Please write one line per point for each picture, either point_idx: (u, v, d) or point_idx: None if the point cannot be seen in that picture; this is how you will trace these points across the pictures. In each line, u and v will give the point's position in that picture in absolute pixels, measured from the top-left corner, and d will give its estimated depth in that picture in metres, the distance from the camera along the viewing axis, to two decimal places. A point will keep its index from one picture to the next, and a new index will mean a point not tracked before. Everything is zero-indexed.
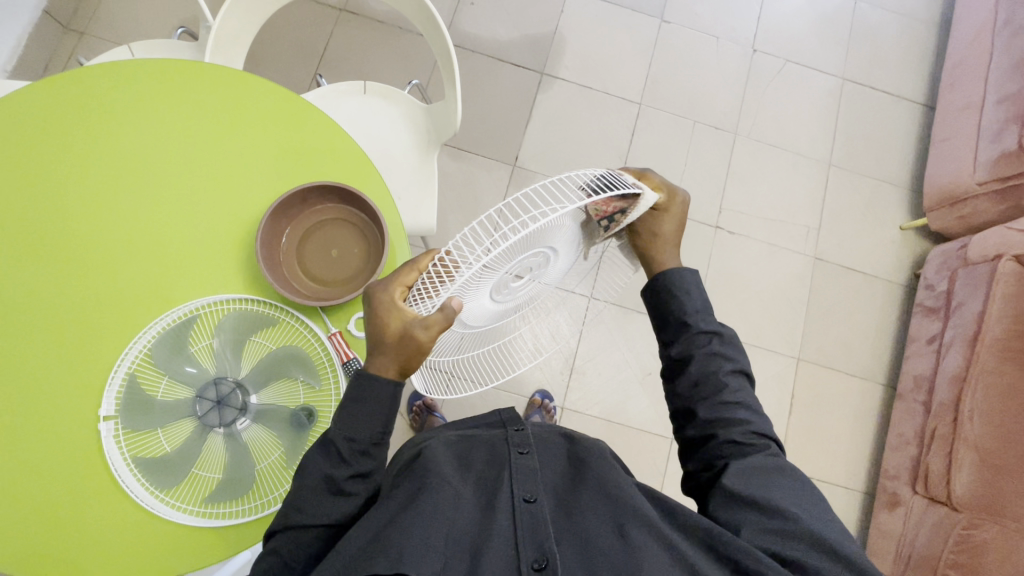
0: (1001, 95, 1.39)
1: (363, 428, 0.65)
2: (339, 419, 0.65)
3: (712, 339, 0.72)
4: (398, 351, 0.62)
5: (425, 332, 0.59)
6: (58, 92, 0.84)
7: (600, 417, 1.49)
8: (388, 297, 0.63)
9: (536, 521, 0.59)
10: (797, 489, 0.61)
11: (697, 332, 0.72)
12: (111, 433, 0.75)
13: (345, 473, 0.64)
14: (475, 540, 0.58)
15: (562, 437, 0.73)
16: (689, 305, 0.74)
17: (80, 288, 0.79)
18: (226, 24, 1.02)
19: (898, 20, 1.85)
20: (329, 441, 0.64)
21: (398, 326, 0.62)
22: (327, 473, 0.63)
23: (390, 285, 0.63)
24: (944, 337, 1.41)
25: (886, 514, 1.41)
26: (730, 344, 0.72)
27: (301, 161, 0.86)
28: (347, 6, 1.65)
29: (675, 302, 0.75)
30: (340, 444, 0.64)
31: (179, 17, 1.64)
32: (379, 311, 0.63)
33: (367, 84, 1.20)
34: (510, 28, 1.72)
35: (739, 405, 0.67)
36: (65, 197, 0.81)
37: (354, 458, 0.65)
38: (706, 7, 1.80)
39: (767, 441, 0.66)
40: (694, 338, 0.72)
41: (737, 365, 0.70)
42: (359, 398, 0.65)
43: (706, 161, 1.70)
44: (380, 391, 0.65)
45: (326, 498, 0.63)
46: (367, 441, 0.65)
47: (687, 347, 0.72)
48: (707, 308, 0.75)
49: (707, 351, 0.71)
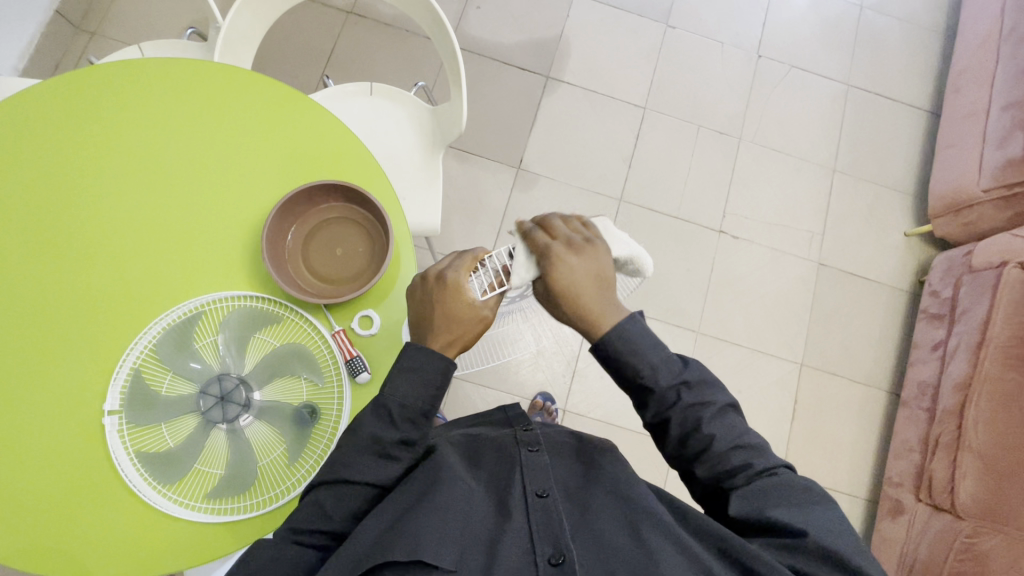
0: (1006, 103, 1.40)
1: (415, 396, 0.64)
2: (393, 383, 0.64)
3: (681, 391, 0.65)
4: (459, 327, 0.66)
5: (489, 309, 0.68)
6: (71, 89, 0.86)
7: (601, 420, 1.48)
8: (456, 278, 0.67)
9: (550, 515, 0.59)
10: (811, 504, 0.59)
11: (664, 390, 0.65)
12: (115, 428, 0.75)
13: (393, 437, 0.63)
14: (490, 533, 0.58)
15: (569, 436, 0.74)
16: (644, 367, 0.65)
17: (85, 282, 0.80)
18: (235, 25, 1.03)
19: (903, 27, 1.85)
20: (381, 402, 0.64)
21: (465, 307, 0.66)
22: (374, 434, 0.63)
23: (459, 269, 0.68)
24: (949, 344, 1.40)
25: (889, 521, 1.40)
26: (699, 388, 0.66)
27: (307, 161, 0.86)
28: (354, 9, 1.67)
29: (629, 366, 0.65)
30: (392, 407, 0.63)
31: (189, 18, 1.66)
32: (442, 289, 0.67)
33: (373, 85, 1.21)
34: (516, 31, 1.73)
35: (733, 449, 0.63)
36: (74, 193, 0.82)
37: (406, 425, 0.64)
38: (711, 12, 1.81)
39: (773, 467, 0.63)
40: (662, 397, 0.65)
41: (715, 407, 0.65)
42: (411, 365, 0.64)
43: (710, 166, 1.70)
44: (432, 362, 0.64)
45: (370, 458, 0.63)
46: (416, 409, 0.64)
47: (658, 408, 0.65)
48: (664, 359, 0.65)
49: (682, 406, 0.64)
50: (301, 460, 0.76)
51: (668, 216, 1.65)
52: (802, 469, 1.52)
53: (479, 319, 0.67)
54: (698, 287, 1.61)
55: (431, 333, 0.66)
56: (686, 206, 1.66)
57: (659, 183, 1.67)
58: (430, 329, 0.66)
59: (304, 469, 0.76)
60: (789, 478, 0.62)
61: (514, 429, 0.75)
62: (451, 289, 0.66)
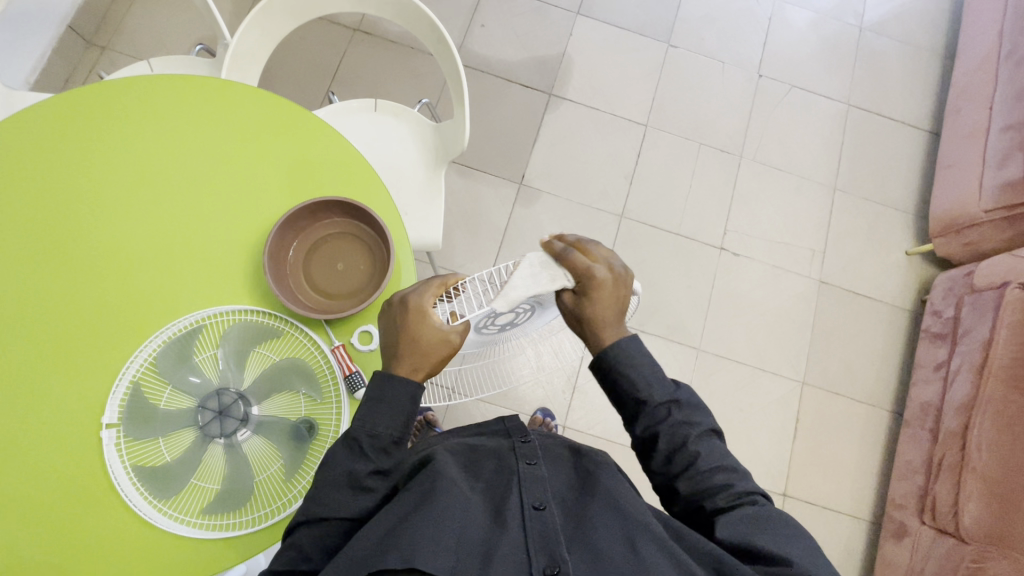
0: (1005, 124, 1.41)
1: (386, 426, 0.65)
2: (361, 415, 0.65)
3: (671, 408, 0.68)
4: (431, 354, 0.67)
5: (458, 334, 0.67)
6: (77, 110, 0.87)
7: (601, 437, 1.47)
8: (418, 303, 0.67)
9: (546, 527, 0.59)
10: (797, 536, 0.59)
11: (657, 405, 0.69)
12: (112, 440, 0.75)
13: (366, 468, 0.64)
14: (485, 543, 0.57)
15: (568, 449, 0.73)
16: (638, 380, 0.70)
17: (88, 295, 0.80)
18: (244, 42, 1.05)
19: (902, 48, 1.88)
20: (352, 436, 0.65)
21: (432, 332, 0.66)
22: (348, 468, 0.64)
23: (423, 293, 0.68)
24: (951, 364, 1.40)
25: (892, 544, 1.38)
26: (689, 408, 0.69)
27: (310, 174, 0.87)
28: (360, 26, 1.69)
29: (626, 378, 0.70)
30: (363, 439, 0.65)
31: (199, 34, 1.69)
32: (410, 315, 0.67)
33: (377, 101, 1.22)
34: (520, 49, 1.76)
35: (717, 469, 0.65)
36: (79, 207, 0.83)
37: (375, 454, 0.65)
38: (712, 31, 1.83)
39: (755, 496, 0.64)
40: (654, 412, 0.68)
41: (700, 428, 0.68)
42: (382, 397, 0.66)
43: (711, 184, 1.71)
44: (401, 391, 0.66)
45: (347, 494, 0.63)
46: (387, 438, 0.66)
47: (649, 423, 0.69)
48: (657, 375, 0.70)
49: (671, 422, 0.67)
50: (298, 475, 0.76)
51: (669, 233, 1.65)
52: (804, 489, 1.50)
53: (444, 343, 0.67)
54: (699, 304, 1.61)
55: (396, 361, 0.67)
56: (688, 223, 1.67)
57: (660, 200, 1.68)
58: (397, 354, 0.67)
59: (300, 485, 0.76)
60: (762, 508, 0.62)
61: (511, 440, 0.74)
62: (412, 314, 0.67)
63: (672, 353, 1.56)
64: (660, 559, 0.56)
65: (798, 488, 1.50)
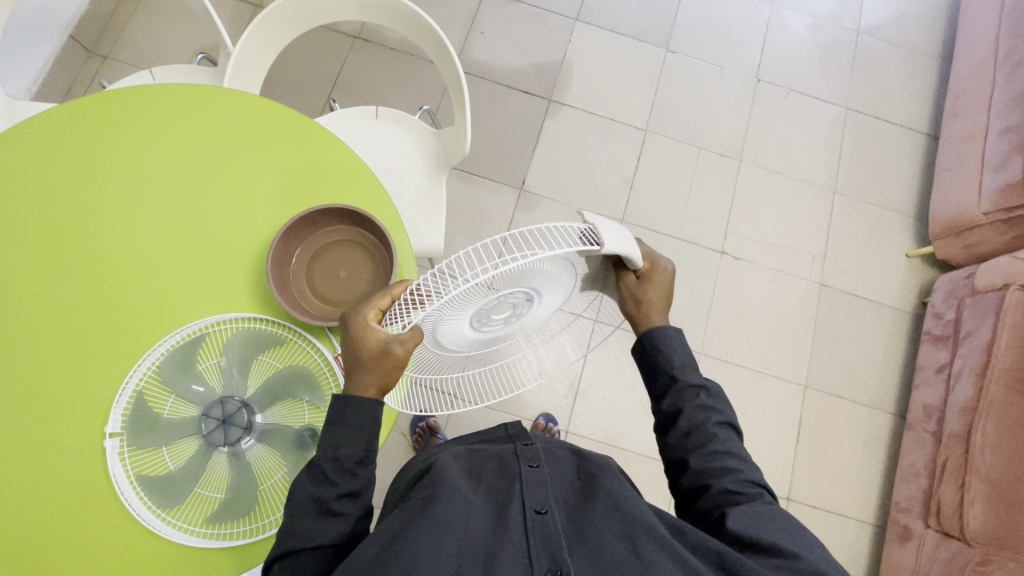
0: (1003, 126, 1.41)
1: (348, 447, 0.65)
2: (322, 440, 0.66)
3: (699, 391, 0.72)
4: (376, 366, 0.63)
5: (401, 346, 0.61)
6: (76, 119, 0.87)
7: (604, 442, 1.47)
8: (360, 318, 0.65)
9: (549, 531, 0.59)
10: (801, 537, 0.59)
11: (686, 385, 0.72)
12: (115, 450, 0.74)
13: (332, 492, 0.64)
14: (487, 549, 0.57)
15: (571, 453, 0.72)
16: (676, 359, 0.74)
17: (91, 304, 0.80)
18: (246, 51, 1.06)
19: (900, 51, 1.89)
20: (314, 462, 0.65)
21: (371, 343, 0.63)
22: (314, 494, 0.64)
23: (365, 309, 0.66)
24: (953, 367, 1.40)
25: (897, 548, 1.38)
26: (717, 398, 0.72)
27: (311, 181, 0.88)
28: (361, 33, 1.70)
29: (662, 357, 0.75)
30: (325, 464, 0.65)
31: (200, 43, 1.70)
32: (352, 330, 0.65)
33: (379, 108, 1.23)
34: (520, 55, 1.77)
35: (728, 454, 0.66)
36: (83, 216, 0.83)
37: (340, 477, 0.65)
38: (711, 37, 1.84)
39: (759, 489, 0.64)
40: (682, 390, 0.72)
41: (723, 417, 0.70)
42: (339, 419, 0.66)
43: (711, 188, 1.71)
44: (360, 410, 0.66)
45: (319, 521, 0.63)
46: (351, 459, 0.65)
47: (676, 398, 0.72)
48: (694, 362, 0.74)
49: (696, 402, 0.71)
50: None
51: (670, 237, 1.66)
52: (808, 493, 1.50)
53: (383, 353, 0.62)
54: (700, 308, 1.61)
55: (348, 377, 0.66)
56: (688, 227, 1.67)
57: (660, 205, 1.68)
58: (348, 371, 0.66)
59: None
60: (766, 506, 0.62)
61: (514, 444, 0.74)
62: (354, 330, 0.65)
63: None
64: (662, 561, 0.56)
65: (801, 492, 1.50)
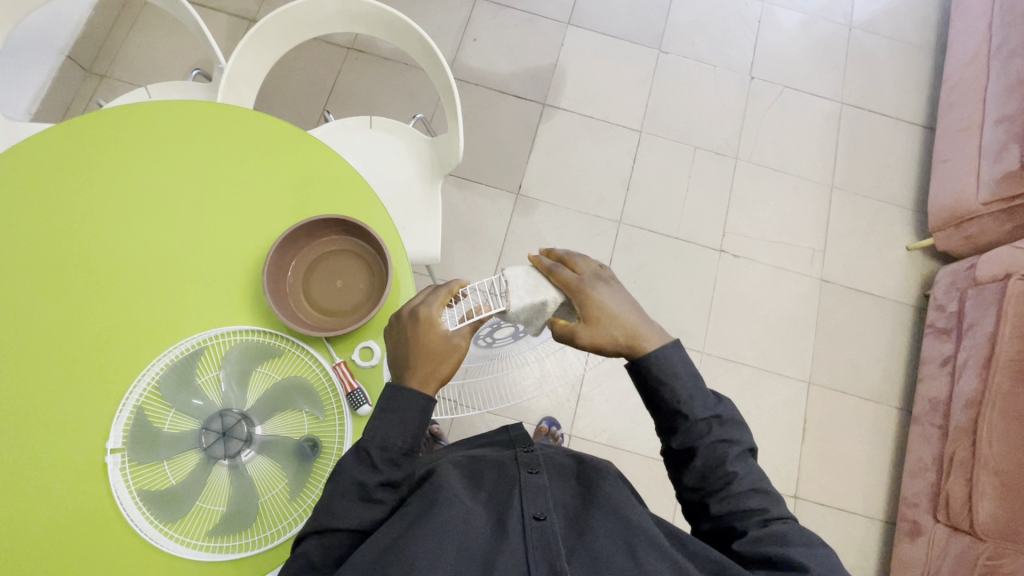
0: (1000, 116, 1.40)
1: (395, 436, 0.64)
2: (372, 426, 0.64)
3: (713, 423, 0.67)
4: (441, 360, 0.67)
5: (463, 339, 0.68)
6: (73, 141, 0.87)
7: (608, 444, 1.46)
8: (428, 313, 0.68)
9: (546, 537, 0.59)
10: (815, 547, 0.60)
11: (698, 420, 0.67)
12: (117, 466, 0.75)
13: (375, 479, 0.63)
14: (486, 553, 0.57)
15: (572, 458, 0.74)
16: (682, 392, 0.68)
17: (90, 321, 0.81)
18: (239, 65, 1.07)
19: (893, 44, 1.88)
20: (362, 447, 0.64)
21: (440, 338, 0.67)
22: (358, 479, 0.63)
23: (432, 303, 0.69)
24: (957, 359, 1.39)
25: (907, 544, 1.36)
26: (731, 424, 0.68)
27: (307, 194, 0.88)
28: (354, 45, 1.72)
29: (667, 389, 0.68)
30: (373, 451, 0.63)
31: (195, 59, 1.72)
32: (418, 324, 0.68)
33: (372, 118, 1.23)
34: (512, 60, 1.78)
35: (752, 492, 0.64)
36: (80, 234, 0.84)
37: (386, 466, 0.64)
38: (702, 36, 1.85)
39: (784, 518, 0.64)
40: (695, 426, 0.67)
41: (741, 446, 0.67)
42: (390, 407, 0.65)
43: (708, 186, 1.71)
44: (412, 402, 0.65)
45: (354, 504, 0.62)
46: (398, 449, 0.64)
47: (686, 437, 0.67)
48: (702, 389, 0.68)
49: (711, 439, 0.66)
50: (303, 494, 0.76)
51: (667, 237, 1.65)
52: (815, 491, 1.49)
53: (451, 349, 0.68)
54: (701, 306, 1.61)
55: (409, 372, 0.67)
56: (686, 227, 1.67)
57: (658, 205, 1.68)
58: (407, 364, 0.67)
59: (304, 505, 0.76)
60: (783, 523, 0.62)
61: (514, 450, 0.74)
62: (423, 324, 0.68)
63: None
64: (657, 565, 0.56)
65: (809, 489, 1.49)
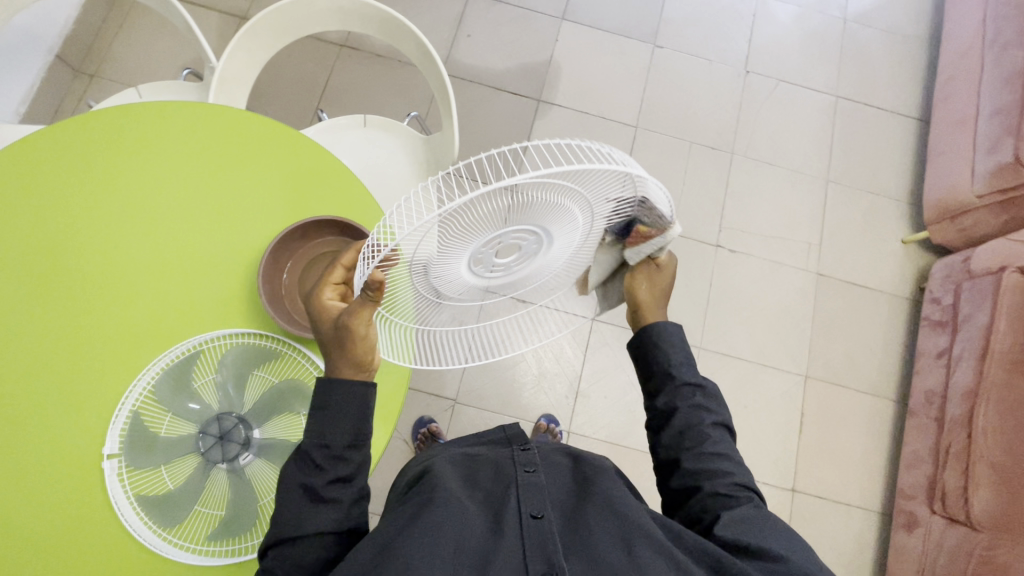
0: (993, 108, 1.40)
1: (336, 432, 0.64)
2: (311, 426, 0.64)
3: (695, 391, 0.72)
4: (336, 346, 0.64)
5: (353, 320, 0.62)
6: (63, 143, 0.86)
7: (606, 441, 1.47)
8: (314, 299, 0.68)
9: (544, 537, 0.58)
10: (794, 540, 0.60)
11: (682, 382, 0.73)
12: (114, 472, 0.75)
13: (321, 479, 0.62)
14: (483, 553, 0.57)
15: (568, 457, 0.73)
16: (672, 355, 0.74)
17: (88, 324, 0.80)
18: (230, 66, 1.06)
19: (887, 37, 1.88)
20: (302, 449, 0.63)
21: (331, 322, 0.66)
22: (304, 481, 0.62)
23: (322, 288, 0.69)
24: (952, 351, 1.39)
25: (904, 536, 1.38)
26: (712, 398, 0.73)
27: (303, 194, 0.88)
28: (347, 42, 1.70)
29: (661, 351, 0.75)
30: (313, 450, 0.63)
31: (186, 58, 1.70)
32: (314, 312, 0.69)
33: (367, 116, 1.23)
34: (507, 57, 1.77)
35: (721, 457, 0.67)
36: (75, 239, 0.83)
37: (331, 463, 0.63)
38: (697, 30, 1.84)
39: (752, 493, 0.66)
40: (678, 388, 0.72)
41: (718, 417, 0.71)
42: (327, 405, 0.64)
43: (705, 181, 1.71)
44: (351, 394, 0.65)
45: (305, 507, 0.61)
46: (341, 443, 0.64)
47: (671, 397, 0.72)
48: (691, 361, 0.75)
49: (691, 402, 0.71)
50: None
51: None
52: (813, 484, 1.50)
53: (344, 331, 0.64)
54: (698, 302, 1.61)
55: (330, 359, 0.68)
56: (683, 222, 1.67)
57: None
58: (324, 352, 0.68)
59: None
60: (759, 508, 0.63)
61: (511, 448, 0.73)
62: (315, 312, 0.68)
63: None
64: (655, 563, 0.56)
65: (807, 483, 1.50)
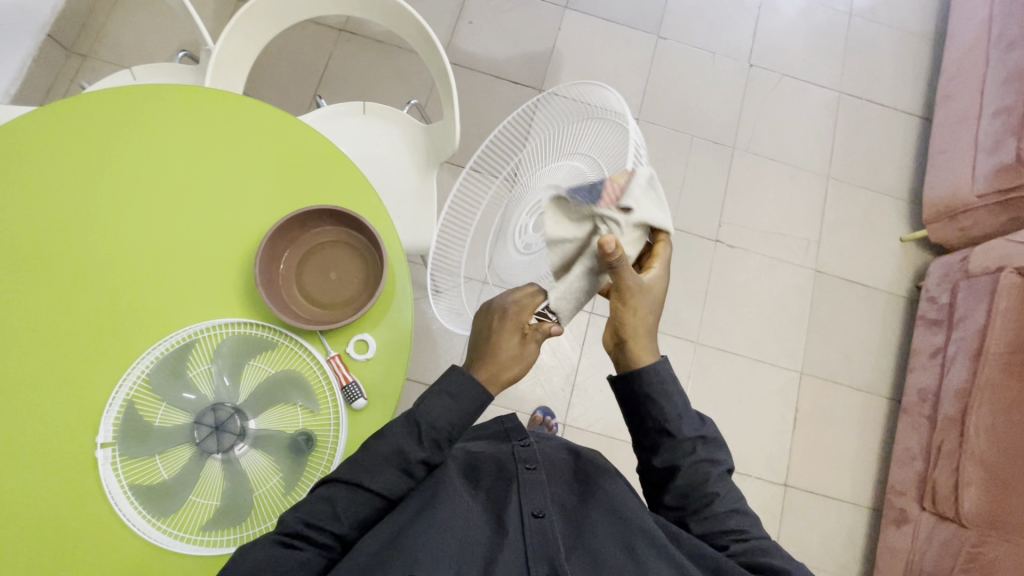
0: (997, 107, 1.39)
1: (445, 418, 0.63)
2: (430, 400, 0.63)
3: (698, 443, 0.68)
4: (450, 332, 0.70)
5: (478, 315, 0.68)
6: (51, 128, 0.84)
7: (602, 433, 1.47)
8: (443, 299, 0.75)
9: (544, 535, 0.59)
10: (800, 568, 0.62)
11: (685, 439, 0.67)
12: (108, 460, 0.74)
13: (418, 454, 0.62)
14: (486, 552, 0.57)
15: (568, 453, 0.75)
16: (670, 411, 0.68)
17: (80, 312, 0.79)
18: (226, 50, 1.03)
19: (892, 33, 1.87)
20: (415, 417, 0.63)
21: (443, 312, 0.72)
22: (402, 448, 0.62)
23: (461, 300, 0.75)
24: (947, 350, 1.40)
25: (893, 531, 1.40)
26: (714, 444, 0.69)
27: (298, 179, 0.86)
28: (346, 27, 1.67)
29: (656, 407, 0.68)
30: (424, 424, 0.63)
31: (181, 40, 1.67)
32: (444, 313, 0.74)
33: (366, 104, 1.21)
34: (509, 45, 1.74)
35: (732, 513, 0.66)
36: (67, 224, 0.81)
37: (431, 445, 0.63)
38: (702, 22, 1.82)
39: (761, 535, 0.66)
40: (680, 445, 0.67)
41: (722, 465, 0.68)
42: (452, 387, 0.64)
43: (705, 176, 1.70)
44: (472, 389, 0.64)
45: (392, 470, 0.62)
46: (444, 433, 0.63)
47: (671, 455, 0.67)
48: (688, 408, 0.69)
49: (695, 458, 0.67)
50: (297, 488, 0.76)
51: None
52: (806, 479, 1.51)
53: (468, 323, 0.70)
54: (696, 297, 1.61)
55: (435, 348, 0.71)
56: (683, 216, 1.66)
57: None
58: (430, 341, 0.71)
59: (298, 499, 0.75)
60: (766, 542, 0.64)
61: (510, 444, 0.74)
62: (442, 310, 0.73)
63: (670, 347, 1.56)
64: (654, 563, 0.56)
65: (800, 478, 1.51)
